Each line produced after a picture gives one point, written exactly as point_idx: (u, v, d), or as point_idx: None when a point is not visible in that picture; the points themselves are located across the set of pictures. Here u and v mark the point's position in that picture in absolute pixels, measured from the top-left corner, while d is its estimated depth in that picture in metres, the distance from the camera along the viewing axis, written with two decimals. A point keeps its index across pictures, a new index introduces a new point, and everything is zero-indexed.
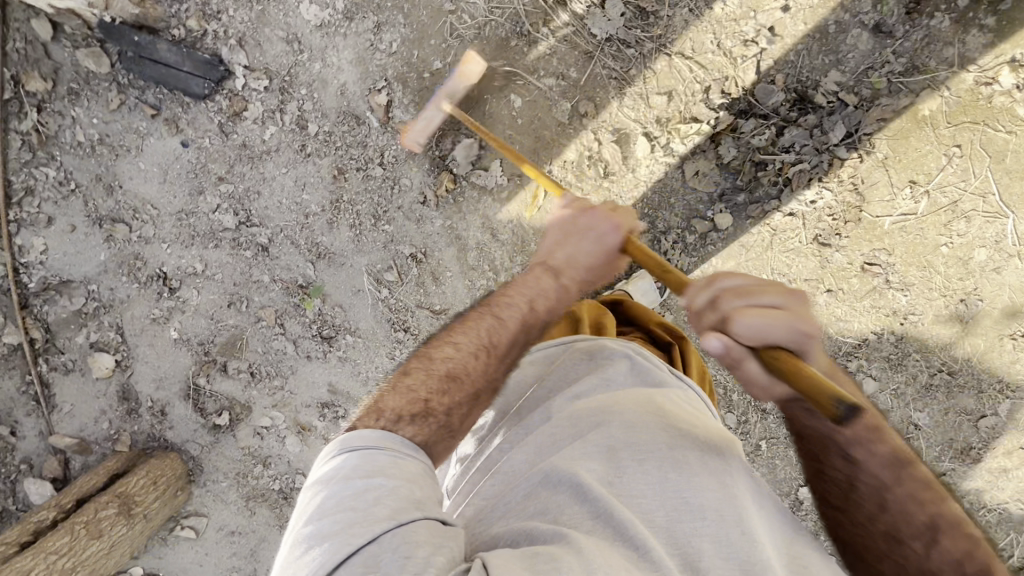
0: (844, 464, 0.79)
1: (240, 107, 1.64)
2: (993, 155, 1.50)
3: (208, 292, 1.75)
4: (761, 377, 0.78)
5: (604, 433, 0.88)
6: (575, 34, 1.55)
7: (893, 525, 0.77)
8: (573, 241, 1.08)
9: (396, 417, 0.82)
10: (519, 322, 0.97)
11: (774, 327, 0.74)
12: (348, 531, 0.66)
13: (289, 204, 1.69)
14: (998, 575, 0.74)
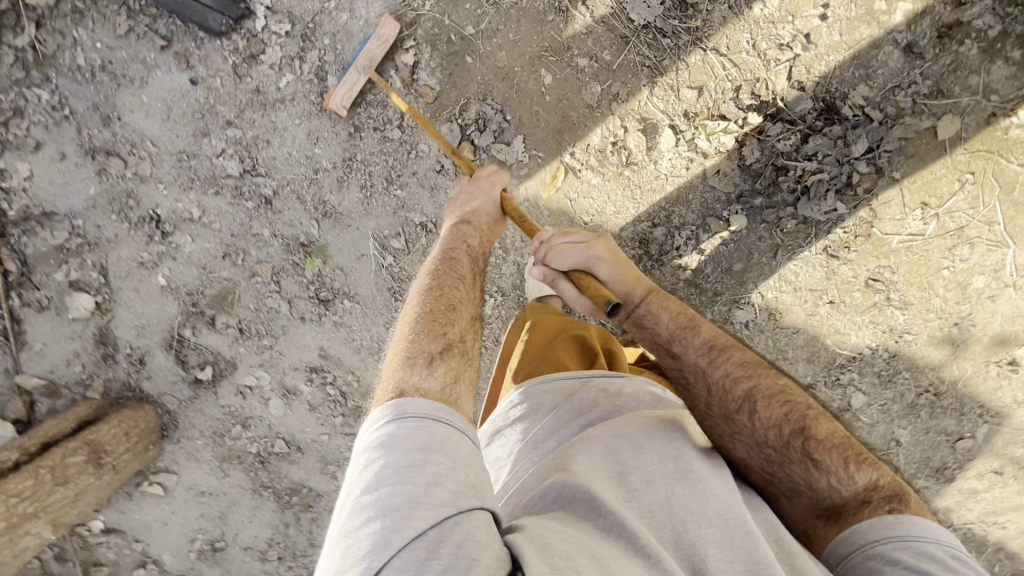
0: (673, 361, 1.03)
1: (258, 49, 1.57)
2: (1003, 185, 1.55)
3: (202, 240, 1.67)
4: (572, 294, 1.12)
5: (625, 447, 0.88)
6: (613, 17, 1.53)
7: (724, 407, 0.94)
8: (472, 203, 1.33)
9: (427, 361, 0.86)
10: (469, 256, 1.18)
11: (573, 255, 1.09)
12: (411, 515, 0.65)
13: (299, 157, 1.62)
14: (810, 431, 0.89)
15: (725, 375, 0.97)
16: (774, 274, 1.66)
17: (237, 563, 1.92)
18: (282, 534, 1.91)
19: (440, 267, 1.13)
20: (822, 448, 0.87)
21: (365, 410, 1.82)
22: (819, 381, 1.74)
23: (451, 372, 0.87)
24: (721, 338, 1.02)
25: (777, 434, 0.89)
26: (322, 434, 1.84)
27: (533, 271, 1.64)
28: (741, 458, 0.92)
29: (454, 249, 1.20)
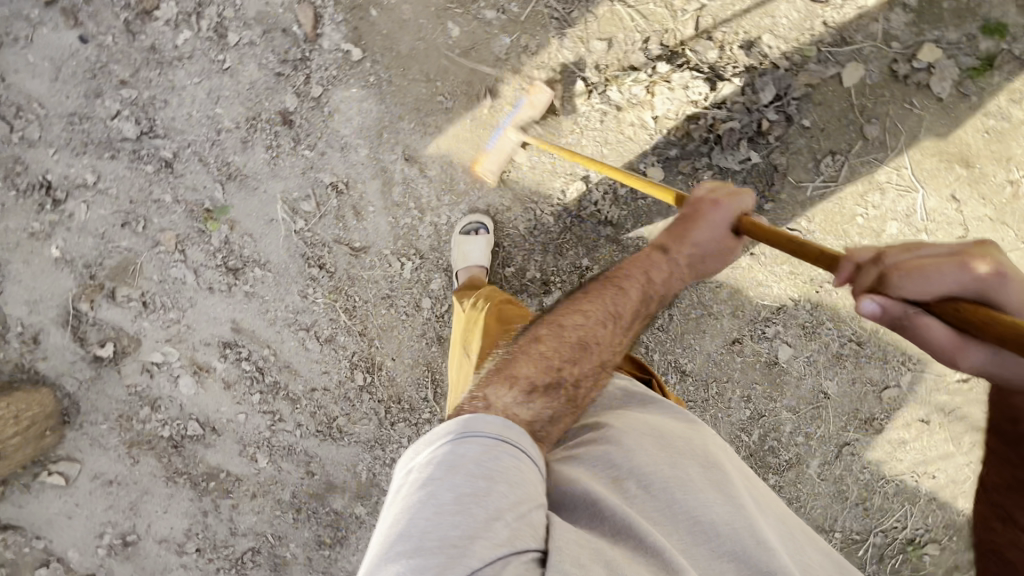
0: None
1: (152, 5, 1.51)
2: (907, 130, 1.58)
3: (98, 208, 1.58)
4: (941, 340, 0.69)
5: (611, 455, 0.92)
6: None
7: None
8: (693, 223, 1.12)
9: (531, 386, 0.93)
10: (639, 294, 1.09)
11: (950, 277, 0.67)
12: (469, 548, 0.69)
13: (200, 117, 1.55)
14: None
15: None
16: None
17: (152, 558, 1.79)
18: (200, 525, 1.79)
19: (600, 287, 1.09)
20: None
21: (284, 385, 1.74)
22: (745, 336, 1.74)
23: (549, 410, 0.94)
24: None
25: None
26: (240, 414, 1.75)
27: (458, 239, 1.59)
28: None
29: (628, 273, 1.12)
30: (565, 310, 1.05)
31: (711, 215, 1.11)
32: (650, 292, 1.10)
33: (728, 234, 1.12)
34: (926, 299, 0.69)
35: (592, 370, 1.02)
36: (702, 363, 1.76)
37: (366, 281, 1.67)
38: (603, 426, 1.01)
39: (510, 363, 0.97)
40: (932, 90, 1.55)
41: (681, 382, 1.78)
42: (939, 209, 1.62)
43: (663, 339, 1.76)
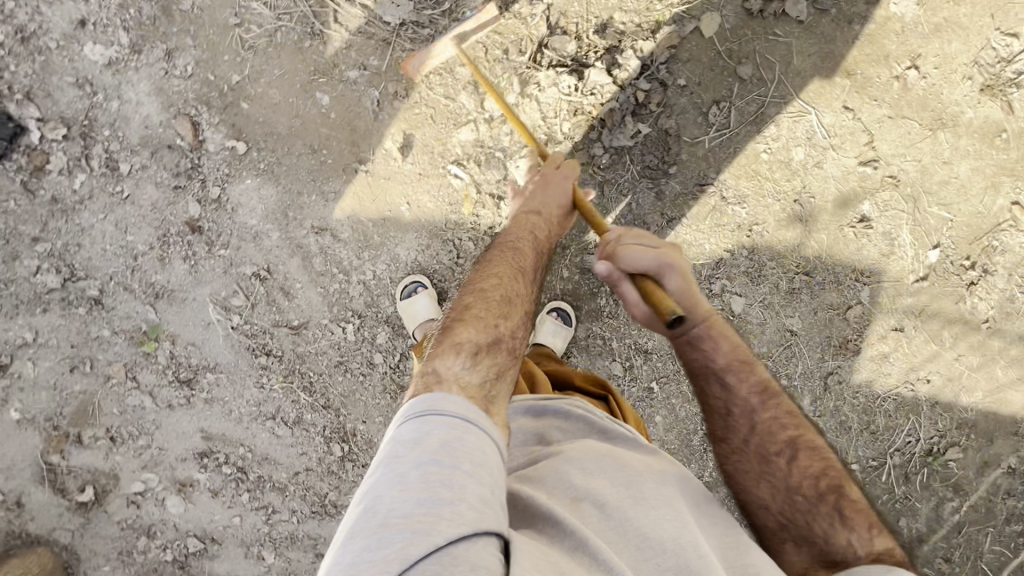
0: (722, 390, 1.00)
1: (42, 160, 1.58)
2: (779, 59, 1.60)
3: (44, 361, 1.62)
4: (632, 297, 1.04)
5: (572, 478, 0.92)
6: (368, 24, 1.58)
7: (762, 445, 0.95)
8: (542, 189, 1.41)
9: (476, 347, 0.91)
10: (533, 249, 1.23)
11: (645, 257, 1.03)
12: (433, 526, 0.65)
13: (114, 249, 1.61)
14: (852, 492, 0.90)
15: (772, 417, 0.96)
16: (610, 214, 1.67)
17: None
18: None
19: (499, 254, 1.17)
20: (854, 508, 0.87)
21: (268, 477, 1.75)
22: None
23: (495, 367, 0.91)
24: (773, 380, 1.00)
25: (812, 485, 0.90)
26: (234, 517, 1.75)
27: (401, 305, 1.64)
28: (762, 501, 0.93)
29: (520, 238, 1.25)
30: (485, 276, 1.08)
31: (556, 184, 1.40)
32: (534, 248, 1.24)
33: (568, 201, 1.40)
34: (632, 271, 1.04)
35: (523, 324, 1.04)
36: (662, 337, 1.75)
37: (315, 354, 1.69)
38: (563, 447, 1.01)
39: (453, 334, 0.94)
40: (789, 16, 1.58)
41: (648, 361, 1.77)
42: (837, 122, 1.62)
43: (617, 325, 1.75)
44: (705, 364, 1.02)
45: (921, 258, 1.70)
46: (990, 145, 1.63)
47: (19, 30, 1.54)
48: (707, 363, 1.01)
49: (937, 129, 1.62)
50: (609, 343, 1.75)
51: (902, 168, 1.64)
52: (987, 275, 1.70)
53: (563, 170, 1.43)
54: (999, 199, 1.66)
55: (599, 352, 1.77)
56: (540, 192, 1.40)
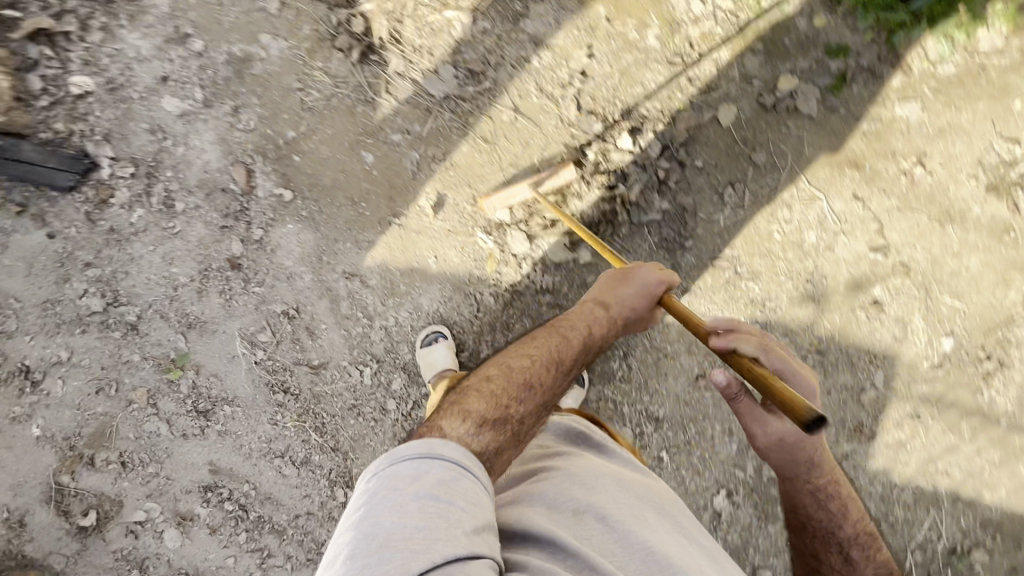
0: (842, 563, 1.17)
1: (107, 194, 1.72)
2: (791, 149, 1.72)
3: (74, 380, 1.69)
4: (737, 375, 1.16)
5: (574, 491, 1.00)
6: (416, 96, 1.76)
7: None
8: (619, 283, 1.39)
9: (482, 421, 0.97)
10: (580, 339, 1.26)
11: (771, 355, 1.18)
12: (431, 548, 0.69)
13: (158, 279, 1.71)
14: None
15: None
16: None
17: None
18: None
19: (545, 334, 1.25)
20: None
21: (268, 517, 1.74)
22: (708, 369, 1.75)
23: (495, 442, 0.96)
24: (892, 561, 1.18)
25: None
26: (228, 557, 1.73)
27: (420, 352, 1.70)
28: None
29: (572, 323, 1.30)
30: (523, 355, 1.16)
31: (636, 278, 1.37)
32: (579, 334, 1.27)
33: (655, 296, 1.35)
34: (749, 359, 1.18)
35: (534, 412, 1.09)
36: (674, 406, 1.76)
37: (330, 396, 1.73)
38: (561, 462, 1.09)
39: (465, 399, 1.03)
40: (801, 112, 1.71)
41: (659, 429, 1.76)
42: (847, 210, 1.71)
43: (629, 391, 1.77)
44: (829, 529, 1.18)
45: (934, 346, 1.71)
46: (998, 241, 1.68)
47: (109, 82, 1.74)
48: (832, 528, 1.18)
49: (945, 222, 1.69)
50: (621, 408, 1.76)
51: (912, 256, 1.70)
52: (1002, 368, 1.70)
53: (655, 272, 1.37)
54: (1010, 293, 1.69)
55: (609, 417, 1.77)
56: (618, 285, 1.38)
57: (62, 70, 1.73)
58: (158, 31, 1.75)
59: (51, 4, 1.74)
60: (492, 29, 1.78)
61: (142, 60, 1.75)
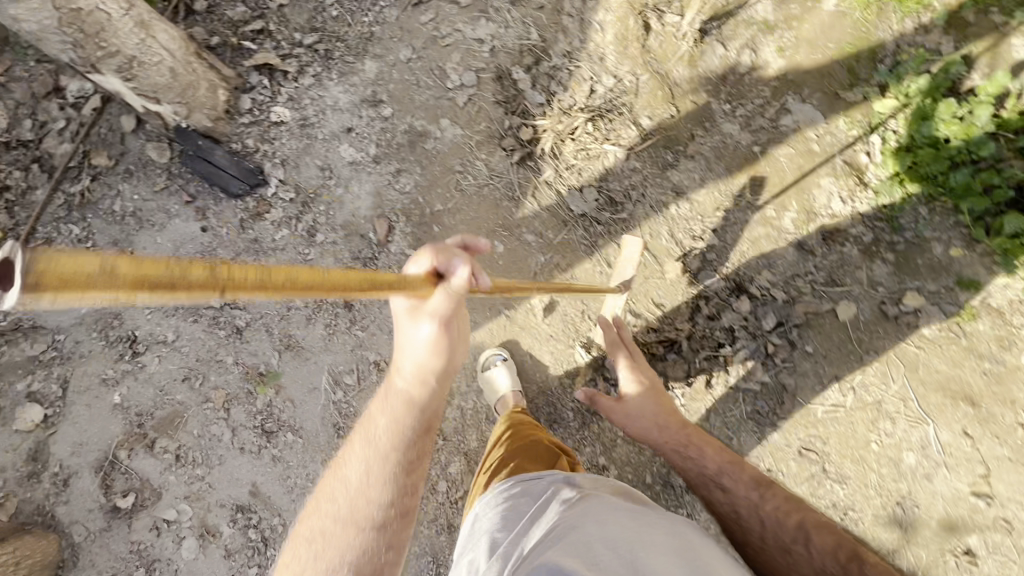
0: (720, 494, 1.20)
1: (265, 209, 1.90)
2: (907, 363, 1.70)
3: (168, 363, 1.77)
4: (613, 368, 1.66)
5: (583, 528, 0.89)
6: (557, 207, 1.91)
7: (780, 540, 1.04)
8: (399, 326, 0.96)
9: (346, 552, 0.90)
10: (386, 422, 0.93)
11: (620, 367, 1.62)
12: None
13: (277, 296, 1.83)
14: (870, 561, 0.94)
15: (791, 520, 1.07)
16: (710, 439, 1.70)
17: None
18: None
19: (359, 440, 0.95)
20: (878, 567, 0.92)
21: None
22: None
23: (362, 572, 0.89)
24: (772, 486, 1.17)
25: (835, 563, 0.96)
26: None
27: (481, 373, 1.72)
28: None
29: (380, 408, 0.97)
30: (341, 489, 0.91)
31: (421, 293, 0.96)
32: (414, 382, 0.92)
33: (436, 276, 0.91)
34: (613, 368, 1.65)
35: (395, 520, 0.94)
36: None
37: None
38: (575, 508, 1.00)
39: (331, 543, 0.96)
40: (923, 330, 1.72)
41: None
42: (954, 443, 1.65)
43: None
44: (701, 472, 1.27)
45: None
46: None
47: (303, 119, 1.98)
48: (699, 471, 1.27)
49: None
50: None
51: (1017, 515, 1.59)
52: None
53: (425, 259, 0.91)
54: None
55: None
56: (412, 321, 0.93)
57: (270, 99, 1.99)
58: (359, 90, 2.00)
59: (283, 48, 2.06)
60: (640, 169, 1.94)
61: (337, 109, 1.99)
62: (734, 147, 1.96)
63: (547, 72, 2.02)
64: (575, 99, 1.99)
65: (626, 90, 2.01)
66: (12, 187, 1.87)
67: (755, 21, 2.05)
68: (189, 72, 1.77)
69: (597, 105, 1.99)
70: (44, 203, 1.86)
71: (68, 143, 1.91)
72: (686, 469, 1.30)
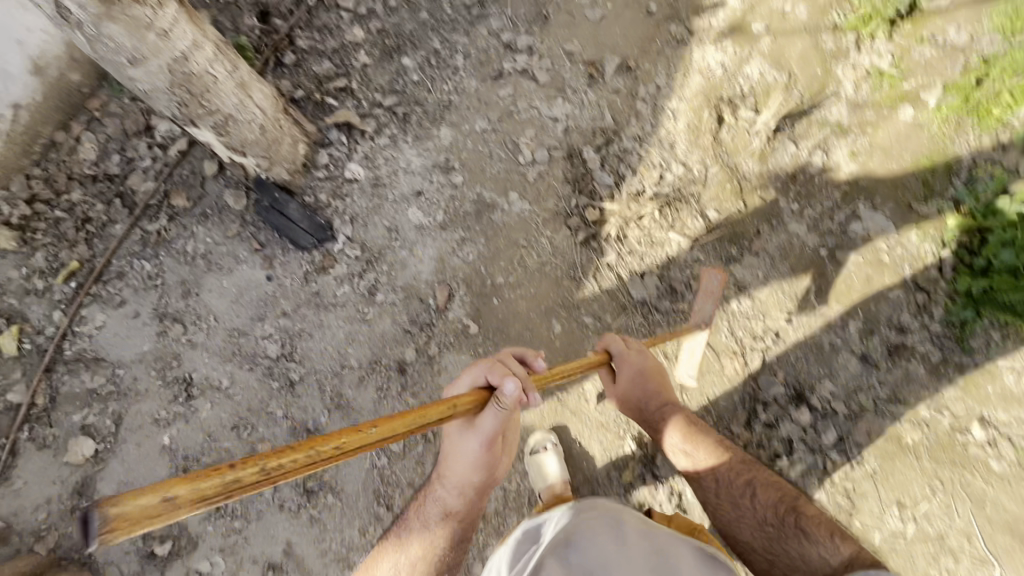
0: (686, 462, 1.47)
1: (329, 264, 1.93)
2: (974, 497, 1.68)
3: (220, 409, 1.79)
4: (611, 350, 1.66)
5: (569, 553, 1.01)
6: (617, 291, 1.92)
7: (733, 498, 1.35)
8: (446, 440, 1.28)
9: None
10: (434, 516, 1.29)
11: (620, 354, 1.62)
12: None
13: (333, 352, 1.84)
14: (803, 507, 1.27)
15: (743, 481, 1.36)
16: None
17: None
18: None
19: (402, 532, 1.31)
20: (809, 517, 1.23)
21: None
22: None
23: None
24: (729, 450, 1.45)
25: (775, 514, 1.27)
26: None
27: (528, 457, 1.70)
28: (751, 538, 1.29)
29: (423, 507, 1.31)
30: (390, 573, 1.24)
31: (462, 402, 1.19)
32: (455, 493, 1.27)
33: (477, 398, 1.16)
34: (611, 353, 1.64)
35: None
36: None
37: None
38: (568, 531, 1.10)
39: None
40: (993, 464, 1.69)
41: None
42: None
43: None
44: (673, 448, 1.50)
45: None
46: None
47: (376, 179, 2.04)
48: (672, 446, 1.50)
49: None
50: None
51: None
52: None
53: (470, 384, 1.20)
54: None
55: None
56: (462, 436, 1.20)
57: (346, 156, 2.05)
58: (433, 155, 2.06)
59: (364, 107, 2.13)
60: (703, 261, 1.94)
61: (409, 172, 2.04)
62: (800, 247, 1.94)
63: (618, 153, 2.05)
64: (643, 184, 2.02)
65: (695, 180, 2.02)
66: (94, 219, 1.95)
67: (827, 123, 2.07)
68: (276, 129, 1.84)
69: (665, 191, 2.01)
70: (121, 237, 1.92)
71: (151, 181, 1.98)
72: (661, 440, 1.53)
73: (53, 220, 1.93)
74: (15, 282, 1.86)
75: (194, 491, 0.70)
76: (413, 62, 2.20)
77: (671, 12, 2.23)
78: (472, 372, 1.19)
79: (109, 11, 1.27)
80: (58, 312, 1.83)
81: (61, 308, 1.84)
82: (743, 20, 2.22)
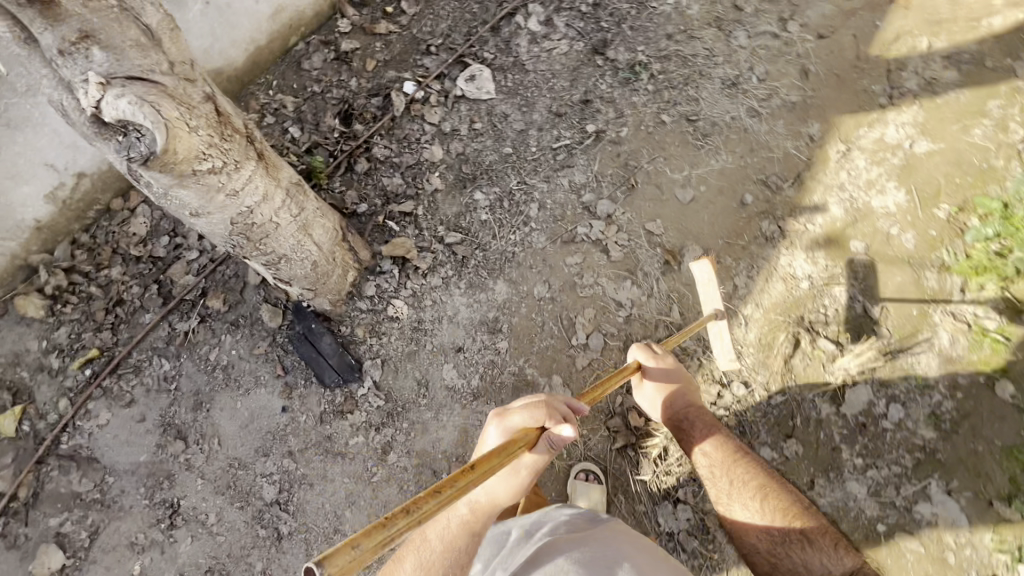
0: (701, 456, 1.50)
1: (349, 407, 1.82)
2: None
3: (198, 546, 1.68)
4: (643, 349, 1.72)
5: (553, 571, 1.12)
6: (644, 514, 1.76)
7: (744, 496, 1.39)
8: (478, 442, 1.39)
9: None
10: (460, 526, 1.29)
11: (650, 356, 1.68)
12: None
13: (329, 512, 1.72)
14: (807, 512, 1.35)
15: (756, 483, 1.41)
16: None
17: None
18: None
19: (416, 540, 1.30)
20: (813, 525, 1.31)
21: None
22: None
23: None
24: (743, 449, 1.51)
25: (780, 518, 1.34)
26: None
27: None
28: (751, 539, 1.35)
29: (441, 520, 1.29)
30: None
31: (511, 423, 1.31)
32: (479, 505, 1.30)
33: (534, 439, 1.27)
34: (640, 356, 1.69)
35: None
36: None
37: None
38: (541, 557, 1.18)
39: None
40: None
41: None
42: None
43: None
44: (691, 444, 1.53)
45: None
46: None
47: (418, 321, 1.92)
48: (690, 440, 1.53)
49: None
50: None
51: None
52: None
53: (518, 414, 1.32)
54: None
55: None
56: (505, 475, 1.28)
57: (393, 290, 1.95)
58: (483, 310, 1.94)
59: (424, 238, 2.03)
60: None
61: (454, 322, 1.93)
62: (855, 514, 1.76)
63: None
64: None
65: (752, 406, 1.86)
66: (126, 303, 1.87)
67: (912, 373, 1.88)
68: (328, 263, 1.75)
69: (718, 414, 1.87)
70: (147, 330, 1.84)
71: (192, 275, 1.90)
72: (685, 433, 1.55)
73: (85, 294, 1.86)
74: (31, 355, 1.79)
75: (376, 539, 0.85)
76: (485, 199, 2.10)
77: (766, 206, 2.07)
78: (533, 413, 1.29)
79: (182, 182, 1.17)
80: (65, 400, 1.76)
81: (69, 396, 1.76)
82: (841, 233, 2.05)
